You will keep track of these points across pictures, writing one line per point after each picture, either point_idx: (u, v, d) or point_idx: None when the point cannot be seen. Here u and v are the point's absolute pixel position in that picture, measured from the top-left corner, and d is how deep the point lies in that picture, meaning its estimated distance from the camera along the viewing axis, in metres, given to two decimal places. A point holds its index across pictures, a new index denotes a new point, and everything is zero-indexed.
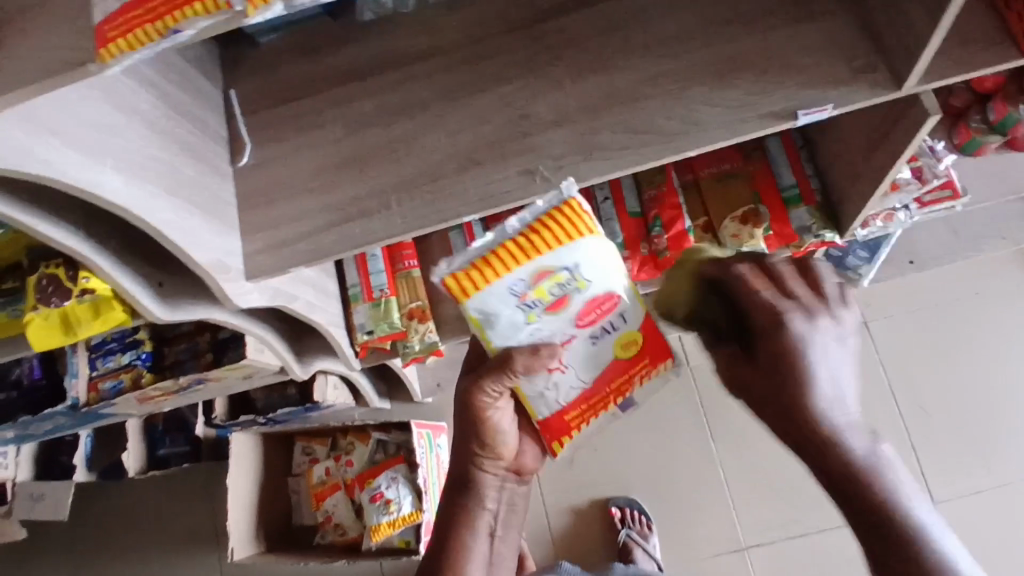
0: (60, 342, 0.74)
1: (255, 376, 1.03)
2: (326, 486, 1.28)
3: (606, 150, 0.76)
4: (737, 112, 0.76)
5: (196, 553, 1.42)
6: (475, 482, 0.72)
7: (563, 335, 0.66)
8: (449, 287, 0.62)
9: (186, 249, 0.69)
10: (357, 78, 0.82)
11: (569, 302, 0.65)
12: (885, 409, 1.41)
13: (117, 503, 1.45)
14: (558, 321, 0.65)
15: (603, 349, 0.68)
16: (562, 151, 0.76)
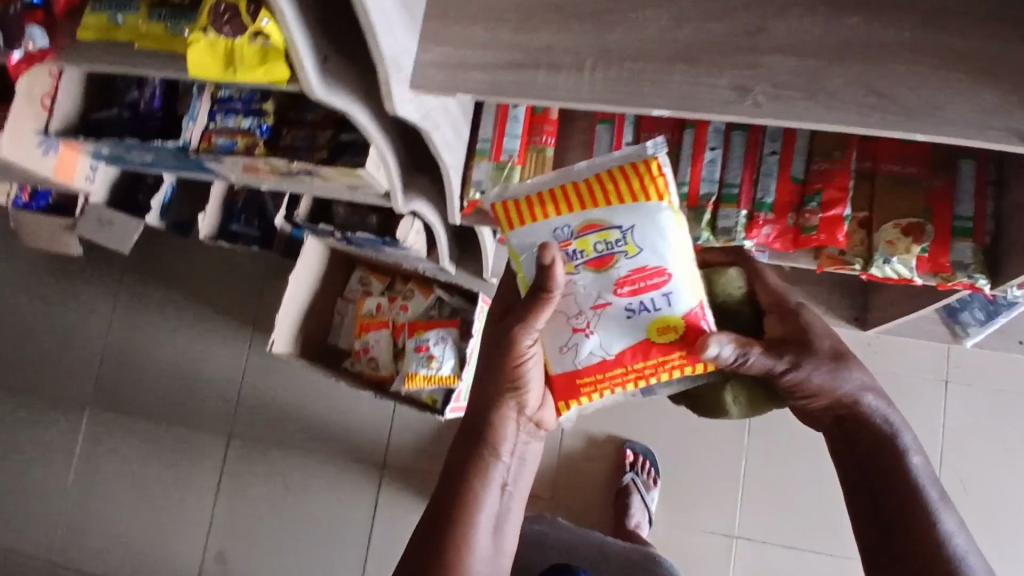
0: (215, 79, 0.71)
1: (360, 190, 1.00)
2: (374, 320, 1.30)
3: (832, 100, 0.68)
4: (983, 115, 0.66)
5: (229, 331, 1.45)
6: (490, 435, 0.67)
7: (597, 298, 0.66)
8: (499, 213, 0.68)
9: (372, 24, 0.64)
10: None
11: (613, 263, 0.65)
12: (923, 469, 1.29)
13: (172, 261, 1.48)
14: (598, 280, 0.66)
15: (637, 327, 0.66)
16: (785, 82, 0.68)
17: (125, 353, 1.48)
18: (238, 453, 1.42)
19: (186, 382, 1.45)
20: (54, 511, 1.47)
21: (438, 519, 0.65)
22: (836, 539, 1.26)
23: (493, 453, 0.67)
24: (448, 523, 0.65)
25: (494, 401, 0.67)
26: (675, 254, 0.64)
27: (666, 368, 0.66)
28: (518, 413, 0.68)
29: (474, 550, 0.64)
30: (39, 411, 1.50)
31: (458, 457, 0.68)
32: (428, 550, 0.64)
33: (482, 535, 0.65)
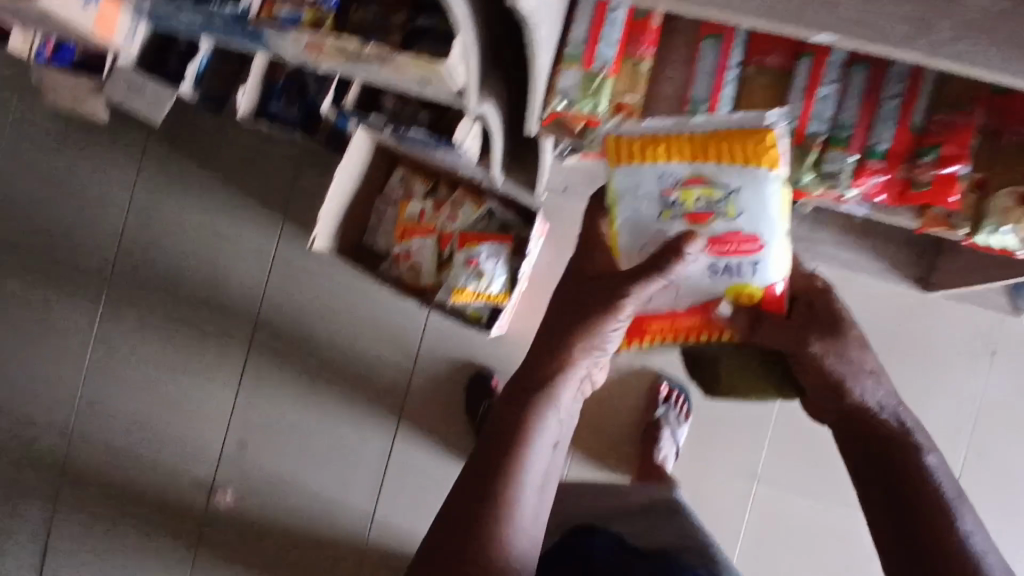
0: None
1: (431, 86, 0.91)
2: (419, 225, 1.23)
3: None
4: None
5: (258, 220, 1.37)
6: (558, 382, 0.64)
7: (683, 249, 0.65)
8: (612, 147, 0.65)
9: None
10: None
11: (710, 220, 0.63)
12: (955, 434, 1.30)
13: (202, 137, 1.38)
14: (690, 232, 0.64)
15: (713, 283, 0.66)
16: None
17: (147, 230, 1.40)
18: (262, 346, 1.38)
19: (210, 267, 1.39)
20: (66, 385, 1.43)
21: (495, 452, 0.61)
22: (854, 490, 1.27)
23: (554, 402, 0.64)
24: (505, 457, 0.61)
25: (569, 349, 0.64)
26: (775, 225, 0.63)
27: (736, 325, 0.67)
28: (588, 361, 0.66)
29: (523, 497, 0.60)
30: (53, 281, 1.43)
31: (517, 401, 0.64)
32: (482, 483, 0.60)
33: (531, 484, 0.61)
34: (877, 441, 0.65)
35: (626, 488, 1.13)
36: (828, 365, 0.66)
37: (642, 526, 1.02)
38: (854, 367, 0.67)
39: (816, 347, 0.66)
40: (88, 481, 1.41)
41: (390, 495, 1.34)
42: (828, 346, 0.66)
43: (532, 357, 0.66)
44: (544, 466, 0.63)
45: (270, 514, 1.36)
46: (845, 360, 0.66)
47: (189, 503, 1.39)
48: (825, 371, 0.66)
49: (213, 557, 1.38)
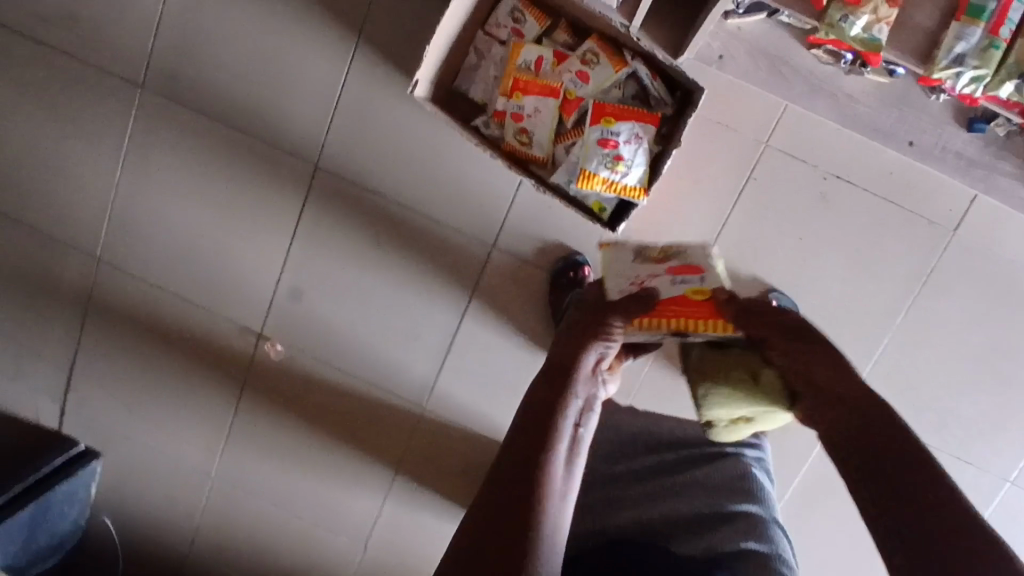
0: None
1: None
2: (537, 82, 1.00)
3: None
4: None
5: (326, 38, 1.12)
6: (569, 370, 0.77)
7: (649, 271, 0.83)
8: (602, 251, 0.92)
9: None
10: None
11: (668, 259, 0.84)
12: None
13: None
14: (652, 266, 0.84)
15: (677, 286, 0.78)
16: None
17: (189, 31, 1.14)
18: (321, 191, 1.19)
19: (261, 88, 1.15)
20: (92, 203, 1.24)
21: (518, 449, 0.71)
22: (939, 432, 1.22)
23: (572, 387, 0.76)
24: (532, 448, 0.71)
25: (577, 347, 0.79)
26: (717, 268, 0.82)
27: (697, 309, 0.76)
28: (590, 365, 0.79)
29: (555, 457, 0.71)
30: (72, 79, 1.18)
31: (542, 388, 0.77)
32: (516, 460, 0.70)
33: (560, 450, 0.72)
34: (866, 432, 0.67)
35: (688, 462, 0.93)
36: (802, 357, 0.73)
37: (704, 511, 0.84)
38: (844, 373, 0.71)
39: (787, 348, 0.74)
40: (120, 312, 1.29)
41: (453, 372, 1.25)
42: (800, 343, 0.73)
43: (548, 361, 0.81)
44: (570, 444, 0.73)
45: (318, 370, 1.28)
46: (830, 361, 0.72)
47: (231, 350, 1.28)
48: (811, 359, 0.72)
49: (257, 405, 1.31)
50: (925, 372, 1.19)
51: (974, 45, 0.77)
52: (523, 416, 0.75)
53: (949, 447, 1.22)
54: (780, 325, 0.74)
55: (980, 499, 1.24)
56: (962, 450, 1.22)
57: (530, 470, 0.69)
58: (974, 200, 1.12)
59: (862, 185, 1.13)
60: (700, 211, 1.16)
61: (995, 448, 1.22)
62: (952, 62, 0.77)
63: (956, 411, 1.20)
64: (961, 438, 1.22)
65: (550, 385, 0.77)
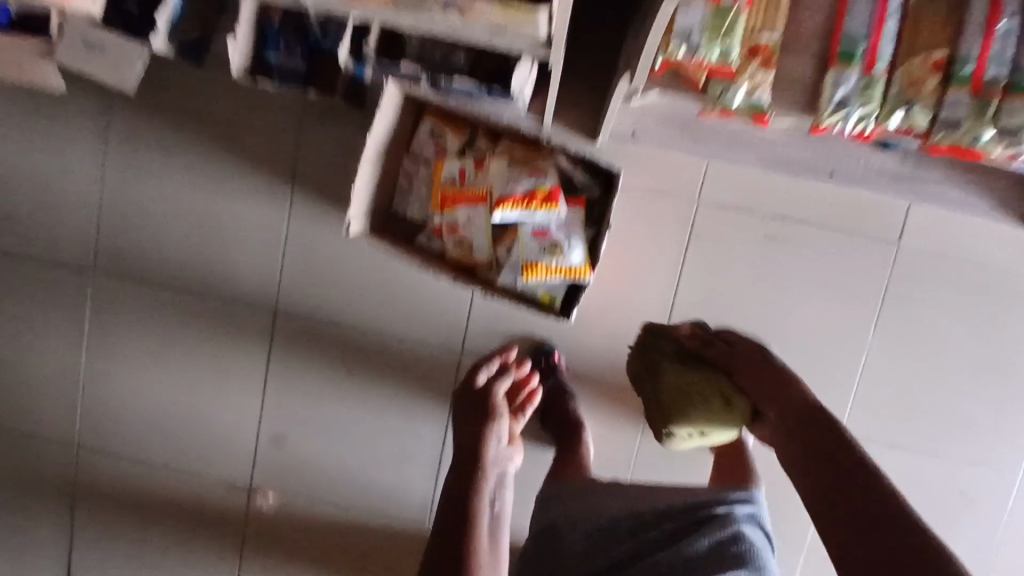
0: None
1: (507, 32, 0.69)
2: (464, 192, 1.03)
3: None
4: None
5: (262, 193, 1.16)
6: (480, 456, 0.97)
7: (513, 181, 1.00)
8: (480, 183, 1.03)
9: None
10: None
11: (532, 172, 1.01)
12: None
13: (178, 100, 1.13)
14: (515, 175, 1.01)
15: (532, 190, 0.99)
16: None
17: (130, 211, 1.18)
18: (284, 336, 1.20)
19: (209, 253, 1.18)
20: (65, 395, 1.25)
21: (451, 523, 0.89)
22: (942, 438, 1.20)
23: (485, 470, 0.96)
24: (464, 521, 0.89)
25: (484, 432, 1.00)
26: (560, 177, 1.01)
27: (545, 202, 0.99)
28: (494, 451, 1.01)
29: (480, 532, 0.88)
30: (26, 280, 1.21)
31: (463, 471, 0.95)
32: (452, 536, 0.87)
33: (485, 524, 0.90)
34: (823, 459, 0.75)
35: (675, 540, 0.84)
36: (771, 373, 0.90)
37: None
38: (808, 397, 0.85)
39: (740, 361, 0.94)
40: (107, 496, 1.28)
41: None
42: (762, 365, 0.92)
43: (461, 445, 1.00)
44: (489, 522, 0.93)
45: (316, 511, 1.26)
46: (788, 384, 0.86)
47: (225, 509, 1.27)
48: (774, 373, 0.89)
49: (262, 559, 1.28)
50: (916, 380, 1.19)
51: (856, 86, 0.73)
52: (449, 502, 0.92)
53: (959, 450, 1.20)
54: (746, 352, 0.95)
55: (1002, 497, 1.21)
56: (973, 452, 1.20)
57: (462, 545, 0.85)
58: (908, 210, 1.15)
59: (802, 218, 1.15)
60: (653, 275, 1.17)
61: (1004, 440, 1.20)
62: (836, 110, 0.73)
63: (961, 412, 1.19)
64: (966, 439, 1.20)
65: (464, 491, 0.93)
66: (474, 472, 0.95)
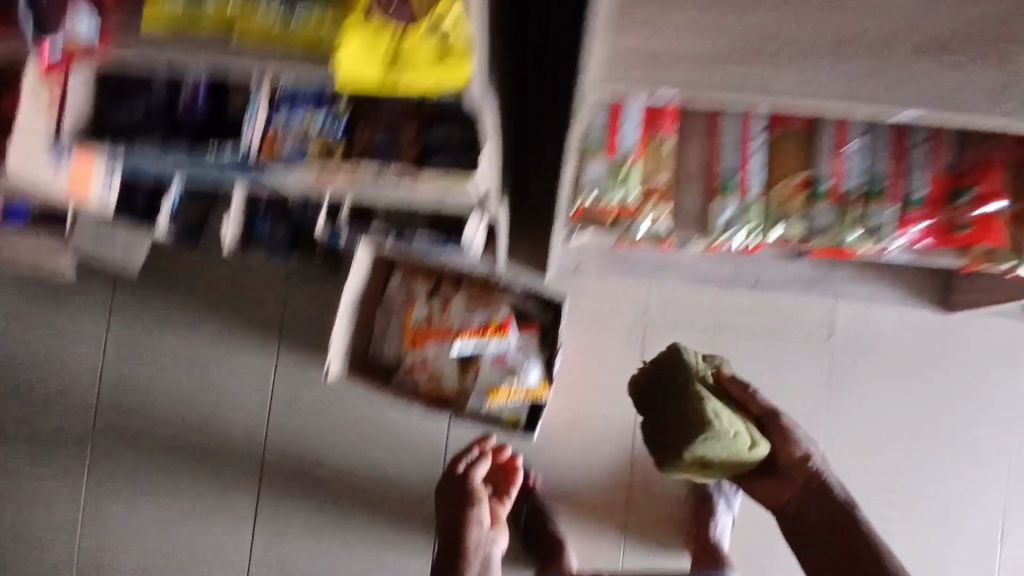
0: (372, 86, 0.51)
1: (447, 195, 0.82)
2: (429, 330, 1.15)
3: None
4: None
5: (251, 350, 1.27)
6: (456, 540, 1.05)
7: (468, 312, 1.15)
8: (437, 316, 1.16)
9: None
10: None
11: (483, 302, 1.16)
12: (999, 442, 1.28)
13: (174, 276, 1.28)
14: (468, 306, 1.16)
15: (485, 317, 1.14)
16: None
17: (128, 379, 1.28)
18: (273, 484, 1.26)
19: (202, 410, 1.27)
20: (60, 559, 1.28)
21: None
22: (904, 508, 1.28)
23: (464, 554, 1.04)
24: None
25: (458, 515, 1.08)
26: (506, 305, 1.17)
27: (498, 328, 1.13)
28: (476, 536, 1.07)
29: None
30: (30, 446, 1.29)
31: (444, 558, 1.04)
32: None
33: None
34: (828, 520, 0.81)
35: None
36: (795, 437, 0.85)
37: None
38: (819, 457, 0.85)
39: (769, 420, 0.86)
40: None
41: None
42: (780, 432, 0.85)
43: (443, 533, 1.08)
44: None
45: None
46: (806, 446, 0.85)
47: None
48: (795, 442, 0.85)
49: None
50: (869, 456, 1.28)
51: (736, 211, 0.86)
52: None
53: (922, 519, 1.28)
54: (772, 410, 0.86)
55: (970, 560, 1.28)
56: (934, 518, 1.28)
57: None
58: (835, 307, 1.29)
59: (740, 324, 1.28)
60: (613, 388, 1.28)
61: (959, 504, 1.28)
62: (723, 229, 0.88)
63: (914, 484, 1.28)
64: (925, 509, 1.28)
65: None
66: (452, 558, 1.03)
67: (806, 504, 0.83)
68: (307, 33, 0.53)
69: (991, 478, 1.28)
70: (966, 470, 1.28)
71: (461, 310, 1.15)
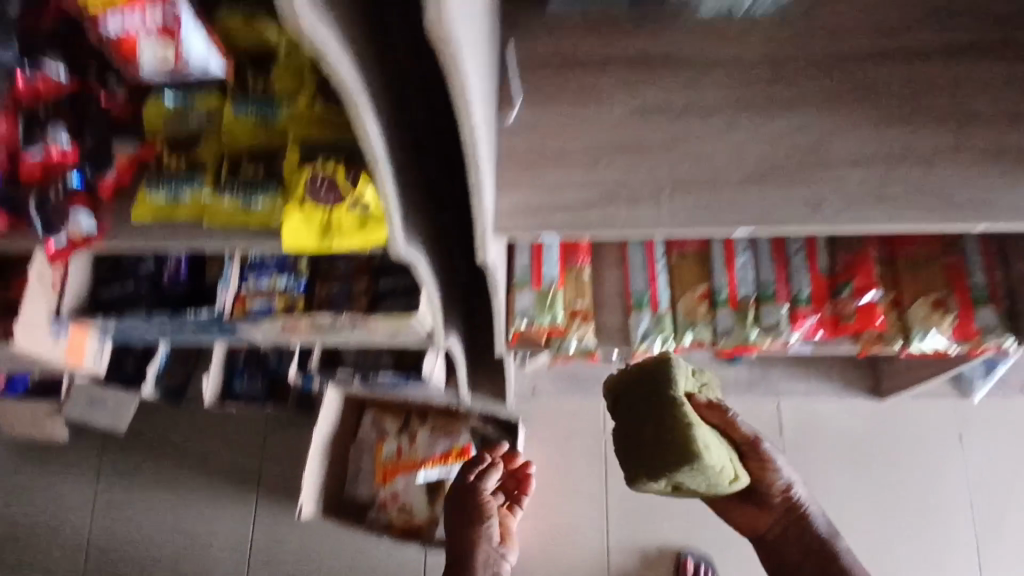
0: (308, 249, 0.65)
1: (400, 336, 0.95)
2: (400, 463, 1.25)
3: (925, 175, 0.71)
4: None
5: (232, 501, 1.32)
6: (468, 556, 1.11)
7: (433, 441, 1.26)
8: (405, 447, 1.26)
9: (443, 18, 0.41)
10: (634, 46, 0.78)
11: (444, 429, 1.27)
12: (962, 518, 1.32)
13: (159, 436, 1.36)
14: (432, 435, 1.27)
15: (447, 444, 1.25)
16: (854, 181, 0.72)
17: (114, 542, 1.32)
18: None
19: (185, 566, 1.30)
20: None
21: None
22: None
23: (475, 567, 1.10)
24: None
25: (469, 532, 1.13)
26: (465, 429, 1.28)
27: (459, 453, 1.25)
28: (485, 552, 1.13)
29: None
30: None
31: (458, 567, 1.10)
32: None
33: None
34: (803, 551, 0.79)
35: None
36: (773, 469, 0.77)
37: None
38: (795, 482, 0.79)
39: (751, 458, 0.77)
40: None
41: None
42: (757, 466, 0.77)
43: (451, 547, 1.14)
44: None
45: None
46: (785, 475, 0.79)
47: None
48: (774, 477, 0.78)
49: None
50: None
51: (650, 323, 1.00)
52: None
53: None
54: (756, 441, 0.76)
55: None
56: None
57: None
58: (778, 406, 1.38)
59: None
60: (582, 504, 1.33)
61: None
62: (643, 339, 1.00)
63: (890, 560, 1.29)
64: None
65: None
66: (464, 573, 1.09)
67: (785, 529, 0.80)
68: (264, 217, 0.67)
69: (962, 556, 1.30)
70: (936, 550, 1.31)
71: (426, 440, 1.26)
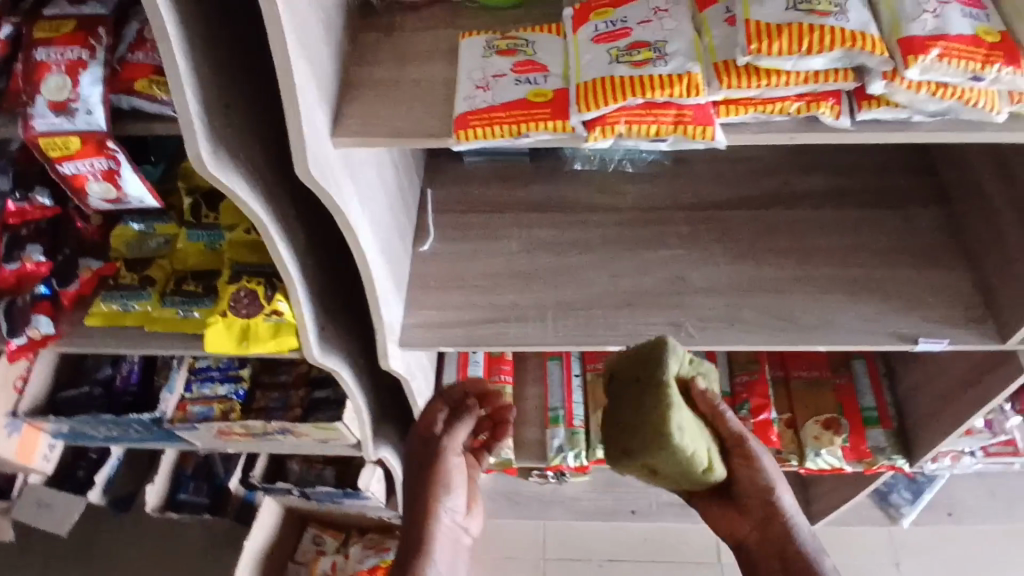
0: (226, 350, 0.77)
1: (330, 442, 1.03)
2: None
3: (771, 300, 0.83)
4: (877, 322, 0.80)
5: None
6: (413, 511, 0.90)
7: (363, 555, 1.27)
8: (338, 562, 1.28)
9: (319, 179, 0.55)
10: (532, 193, 0.93)
11: (375, 545, 1.29)
12: None
13: (101, 547, 1.37)
14: (363, 550, 1.28)
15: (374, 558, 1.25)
16: (711, 304, 0.83)
17: None
18: None
19: None
20: None
21: None
22: None
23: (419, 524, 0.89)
24: None
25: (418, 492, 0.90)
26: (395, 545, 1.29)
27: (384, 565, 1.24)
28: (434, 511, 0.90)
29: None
30: None
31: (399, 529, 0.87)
32: None
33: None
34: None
35: None
36: (762, 474, 0.71)
37: None
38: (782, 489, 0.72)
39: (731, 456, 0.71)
40: None
41: None
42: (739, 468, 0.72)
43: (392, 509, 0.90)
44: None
45: None
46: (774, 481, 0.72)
47: None
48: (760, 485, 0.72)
49: None
50: None
51: (564, 437, 1.07)
52: None
53: None
54: (741, 441, 0.70)
55: None
56: None
57: None
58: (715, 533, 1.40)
59: (630, 556, 1.37)
60: None
61: None
62: (557, 453, 1.07)
63: None
64: None
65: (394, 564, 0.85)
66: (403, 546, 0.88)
67: (763, 539, 0.73)
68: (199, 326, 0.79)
69: None
70: None
71: (358, 555, 1.27)
